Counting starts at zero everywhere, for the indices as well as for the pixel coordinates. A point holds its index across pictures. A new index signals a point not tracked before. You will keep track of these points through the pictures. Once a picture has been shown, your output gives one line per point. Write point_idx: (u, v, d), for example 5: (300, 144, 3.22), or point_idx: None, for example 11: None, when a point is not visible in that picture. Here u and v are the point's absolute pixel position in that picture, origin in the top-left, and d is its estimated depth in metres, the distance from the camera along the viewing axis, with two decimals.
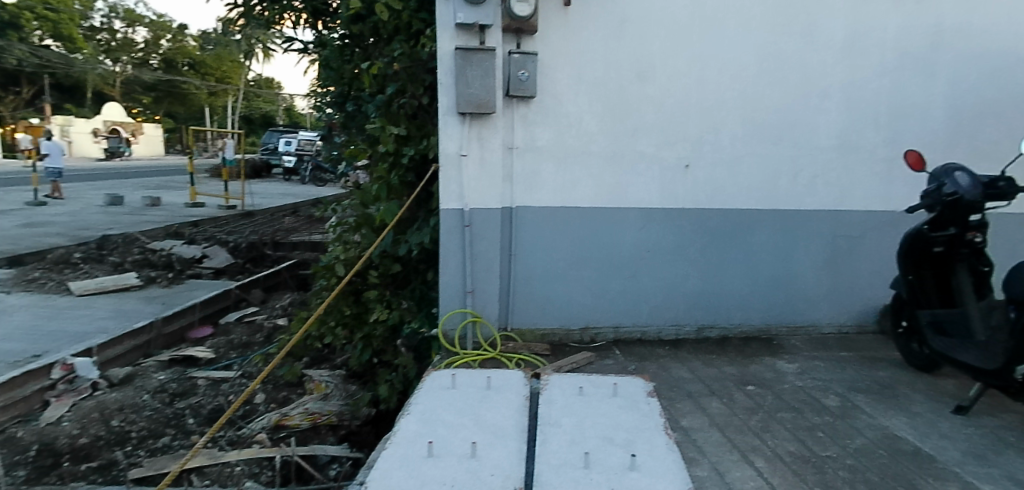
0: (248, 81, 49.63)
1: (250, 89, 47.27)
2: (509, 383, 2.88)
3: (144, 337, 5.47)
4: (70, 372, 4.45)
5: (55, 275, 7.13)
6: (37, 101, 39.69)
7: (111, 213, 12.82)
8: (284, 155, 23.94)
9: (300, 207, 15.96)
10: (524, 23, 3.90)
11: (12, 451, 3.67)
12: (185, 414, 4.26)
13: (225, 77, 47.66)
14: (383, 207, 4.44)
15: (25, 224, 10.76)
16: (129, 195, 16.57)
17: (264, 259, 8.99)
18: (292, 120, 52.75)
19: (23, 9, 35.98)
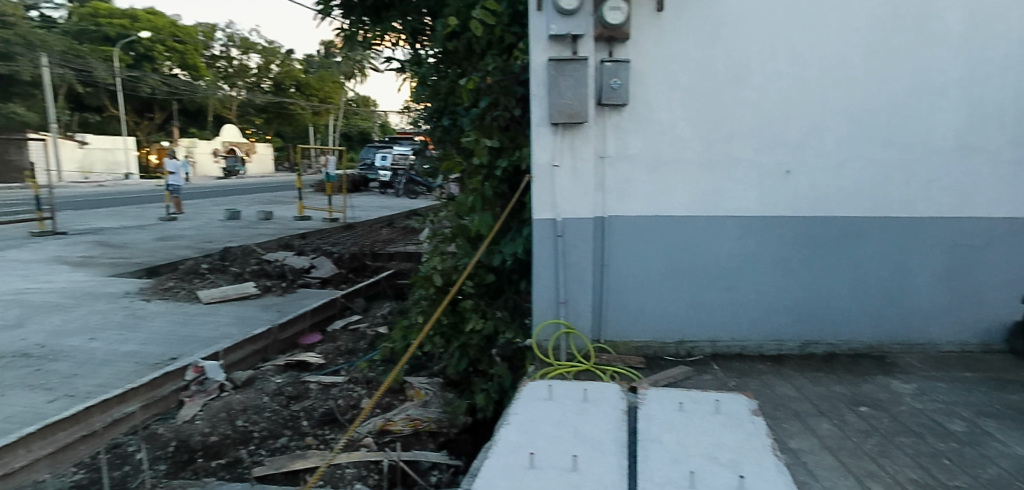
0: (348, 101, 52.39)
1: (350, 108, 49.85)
2: (605, 397, 2.89)
3: (263, 342, 5.88)
4: (201, 374, 4.85)
5: (185, 284, 7.81)
6: (167, 126, 43.87)
7: (230, 227, 13.88)
8: (380, 170, 24.99)
9: (396, 220, 16.62)
10: (616, 30, 3.90)
11: (155, 446, 4.04)
12: (299, 417, 4.54)
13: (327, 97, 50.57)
14: (477, 218, 4.55)
15: (160, 238, 11.89)
16: (245, 210, 17.91)
17: (364, 269, 9.48)
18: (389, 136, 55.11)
19: (156, 43, 39.93)
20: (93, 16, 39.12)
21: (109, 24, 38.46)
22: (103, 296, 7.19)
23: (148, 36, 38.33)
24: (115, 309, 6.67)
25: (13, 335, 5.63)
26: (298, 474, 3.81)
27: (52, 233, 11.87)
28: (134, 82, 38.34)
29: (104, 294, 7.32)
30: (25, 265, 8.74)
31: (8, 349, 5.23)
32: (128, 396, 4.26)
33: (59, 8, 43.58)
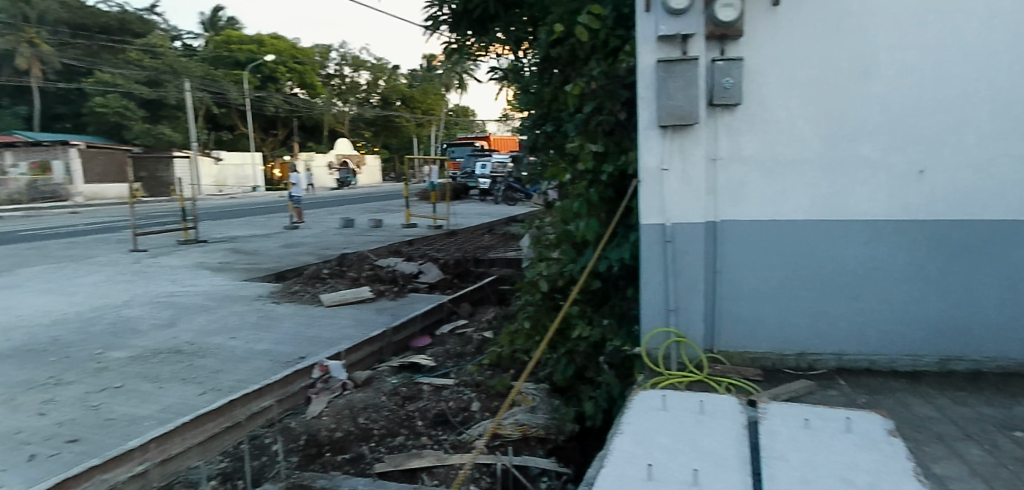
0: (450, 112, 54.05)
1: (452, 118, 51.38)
2: (724, 410, 2.80)
3: (378, 344, 6.16)
4: (326, 372, 5.15)
5: (309, 288, 8.35)
6: (288, 141, 47.16)
7: (345, 235, 14.70)
8: (480, 178, 25.48)
9: (496, 226, 16.90)
10: (729, 28, 3.76)
11: (289, 439, 4.34)
12: (415, 416, 4.71)
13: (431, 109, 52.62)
14: (584, 224, 4.49)
15: (285, 245, 12.80)
16: (357, 218, 18.88)
17: (468, 274, 9.72)
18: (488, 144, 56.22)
19: (279, 65, 43.19)
20: (226, 43, 42.94)
21: (239, 50, 42.08)
22: (238, 299, 7.84)
23: (271, 59, 41.54)
24: (249, 311, 7.24)
25: (167, 333, 6.26)
26: (416, 473, 3.97)
27: (195, 242, 13.10)
28: (260, 103, 41.76)
29: (239, 296, 7.99)
30: (173, 270, 9.70)
31: (163, 345, 5.83)
32: (264, 392, 4.60)
33: (198, 38, 48.22)
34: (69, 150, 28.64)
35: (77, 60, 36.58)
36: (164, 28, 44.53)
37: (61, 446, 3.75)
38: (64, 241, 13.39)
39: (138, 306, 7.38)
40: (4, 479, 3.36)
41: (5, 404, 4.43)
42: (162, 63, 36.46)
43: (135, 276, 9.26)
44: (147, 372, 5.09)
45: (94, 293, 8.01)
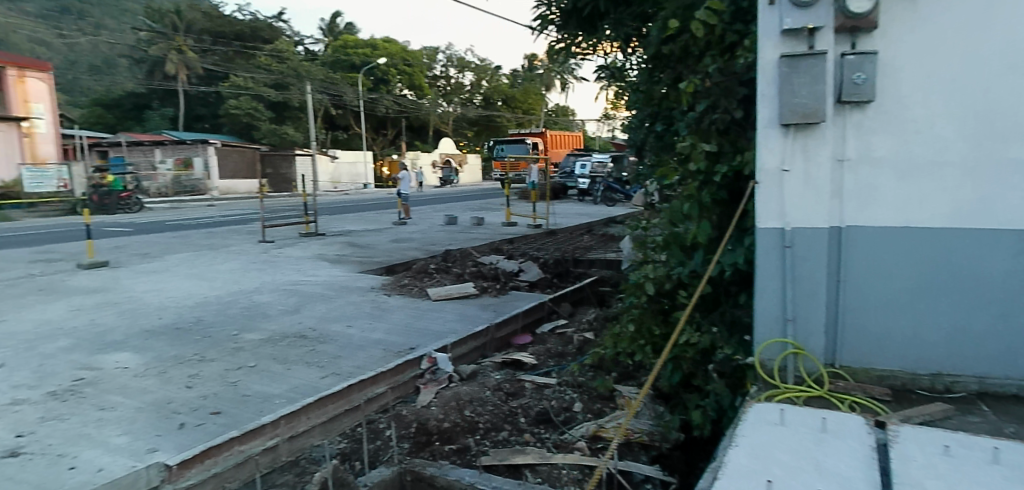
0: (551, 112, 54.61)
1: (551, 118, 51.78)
2: (850, 429, 2.64)
3: (482, 339, 6.29)
4: (433, 364, 5.33)
5: (417, 282, 8.67)
6: (397, 140, 49.14)
7: (450, 231, 15.15)
8: (578, 178, 25.23)
9: (595, 227, 16.79)
10: (862, 20, 3.51)
11: (401, 425, 4.51)
12: (518, 413, 4.77)
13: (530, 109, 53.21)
14: (695, 228, 4.32)
15: (394, 240, 13.36)
16: (460, 215, 19.39)
17: (568, 274, 9.72)
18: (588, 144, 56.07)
19: (391, 68, 45.22)
20: (344, 48, 45.60)
21: (355, 54, 44.45)
22: (353, 289, 8.27)
23: (383, 62, 43.58)
24: (362, 301, 7.62)
25: (291, 318, 6.72)
26: (519, 469, 4.03)
27: (315, 234, 13.98)
28: (373, 103, 43.95)
29: (354, 287, 8.42)
30: (297, 261, 10.39)
31: (290, 330, 6.26)
32: (378, 378, 4.83)
33: (318, 43, 51.37)
34: (208, 148, 31.38)
35: (215, 66, 40.11)
36: (290, 35, 47.80)
37: (205, 417, 4.12)
38: (204, 231, 14.71)
39: (267, 292, 7.96)
40: (160, 444, 3.73)
41: (160, 375, 4.92)
42: (289, 68, 39.26)
43: (264, 264, 10.01)
44: (275, 354, 5.49)
45: (229, 279, 8.73)
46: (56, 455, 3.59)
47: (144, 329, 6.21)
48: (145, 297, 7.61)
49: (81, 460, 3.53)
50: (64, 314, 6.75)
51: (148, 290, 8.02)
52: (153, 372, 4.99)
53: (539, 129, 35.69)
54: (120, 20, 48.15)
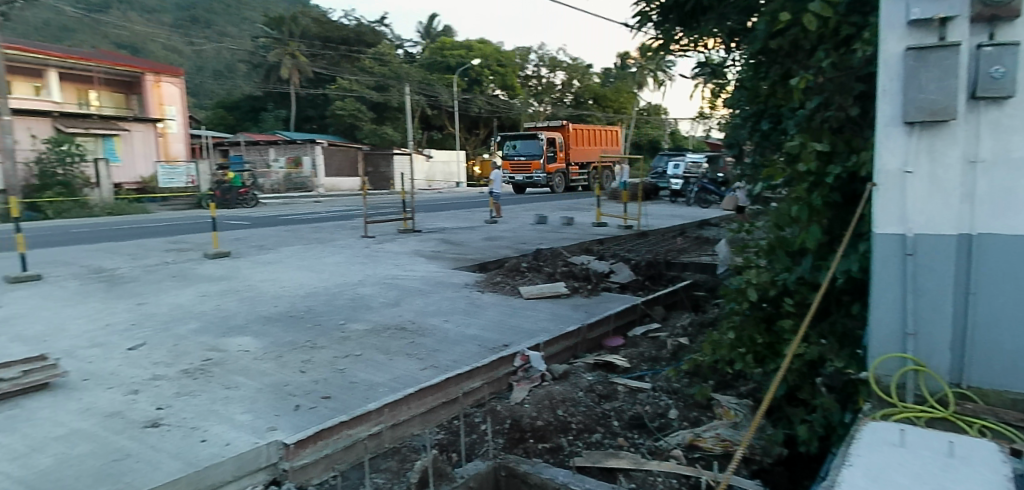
0: (641, 110, 53.88)
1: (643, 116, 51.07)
2: (981, 455, 2.48)
3: (574, 339, 6.28)
4: (527, 362, 5.39)
5: (510, 280, 8.79)
6: (489, 140, 49.91)
7: (540, 230, 15.24)
8: (670, 178, 24.55)
9: (688, 229, 16.36)
10: (1002, 8, 3.19)
11: (495, 420, 4.59)
12: (611, 416, 4.72)
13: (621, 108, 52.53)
14: (803, 232, 4.09)
15: (487, 237, 13.61)
16: (551, 215, 19.45)
17: (660, 277, 9.50)
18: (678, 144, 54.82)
19: (483, 69, 46.23)
20: (440, 50, 46.98)
21: (451, 55, 45.73)
22: (449, 285, 8.49)
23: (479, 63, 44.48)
24: (457, 297, 7.81)
25: (392, 311, 6.99)
26: (614, 472, 4.00)
27: (412, 231, 14.48)
28: (466, 104, 45.03)
29: (449, 283, 8.64)
30: (396, 256, 10.79)
31: (391, 322, 6.53)
32: (474, 373, 4.94)
33: (417, 46, 53.19)
34: (316, 147, 33.20)
35: (323, 70, 42.41)
36: (391, 38, 49.82)
37: (317, 401, 4.37)
38: (312, 225, 15.61)
39: (370, 285, 8.33)
40: (278, 424, 3.99)
41: (277, 359, 5.27)
42: (390, 70, 41.10)
43: (367, 258, 10.49)
44: (378, 344, 5.73)
45: (336, 271, 9.21)
46: (189, 428, 3.92)
47: (263, 316, 6.68)
48: (262, 285, 8.17)
49: (210, 434, 3.84)
50: (195, 298, 7.37)
51: (265, 279, 8.60)
52: (270, 356, 5.34)
53: (558, 122, 30.57)
54: (240, 28, 51.67)
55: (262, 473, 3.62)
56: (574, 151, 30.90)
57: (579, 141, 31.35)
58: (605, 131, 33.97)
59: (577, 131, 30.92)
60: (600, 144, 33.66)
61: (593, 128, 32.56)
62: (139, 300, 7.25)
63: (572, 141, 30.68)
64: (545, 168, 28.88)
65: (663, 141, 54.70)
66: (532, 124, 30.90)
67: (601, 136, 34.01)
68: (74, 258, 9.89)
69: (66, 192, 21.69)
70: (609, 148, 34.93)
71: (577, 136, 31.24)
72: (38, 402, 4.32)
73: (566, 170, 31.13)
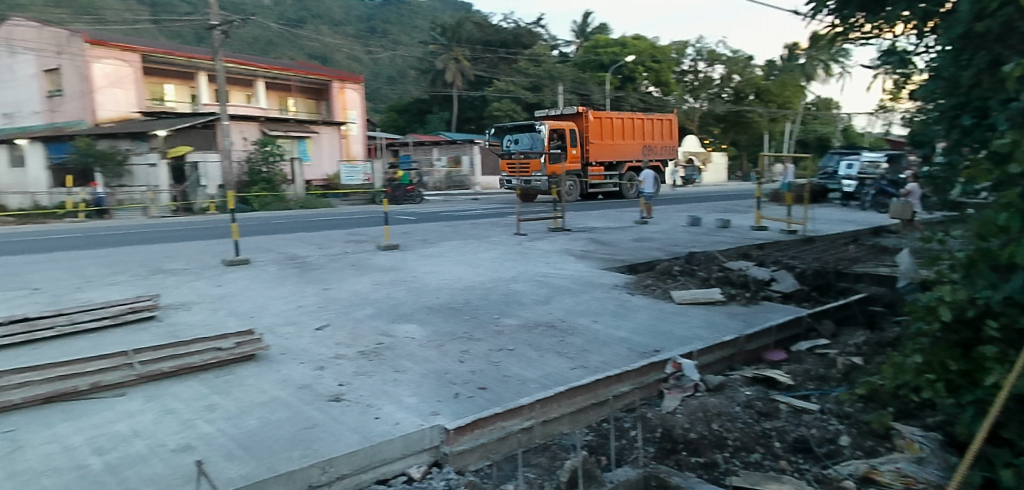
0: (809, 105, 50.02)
1: (810, 110, 47.35)
2: None
3: (730, 350, 5.98)
4: (679, 370, 5.20)
5: (661, 283, 8.58)
6: None
7: (694, 233, 14.68)
8: (842, 180, 22.56)
9: (862, 236, 14.87)
10: None
11: (646, 428, 4.53)
12: (772, 436, 4.45)
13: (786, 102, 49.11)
14: (1011, 244, 3.52)
15: (637, 239, 13.38)
16: (705, 217, 18.70)
17: (829, 288, 8.73)
18: (851, 141, 50.11)
19: (637, 65, 45.42)
20: (595, 48, 46.98)
21: (605, 53, 45.59)
22: (599, 286, 8.47)
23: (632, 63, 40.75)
24: (607, 298, 7.77)
25: (543, 309, 7.12)
26: None
27: (562, 230, 14.63)
28: (619, 102, 44.57)
29: (599, 284, 8.60)
30: (547, 254, 10.96)
31: (542, 319, 6.67)
32: (624, 377, 4.90)
33: (571, 45, 53.65)
34: (473, 146, 34.63)
35: (482, 72, 44.13)
36: (546, 39, 50.66)
37: (475, 391, 4.59)
38: (469, 222, 16.36)
39: (522, 282, 8.55)
40: (441, 409, 4.25)
41: (438, 348, 5.61)
42: (544, 71, 42.11)
43: (519, 256, 10.77)
44: (530, 341, 5.87)
45: (491, 267, 9.58)
46: (364, 405, 4.30)
47: (426, 305, 7.13)
48: (425, 277, 8.71)
49: (382, 413, 4.19)
50: (368, 286, 8.07)
51: (428, 271, 9.17)
52: (433, 345, 5.69)
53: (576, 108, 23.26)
54: (410, 35, 55.16)
55: (425, 454, 3.89)
56: (594, 147, 23.16)
57: (604, 133, 23.49)
58: (650, 121, 25.69)
59: (598, 119, 23.19)
60: (644, 138, 25.41)
61: (631, 116, 24.56)
62: (324, 285, 8.06)
63: (593, 134, 23.04)
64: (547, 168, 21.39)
65: (834, 137, 49.85)
66: (544, 112, 23.81)
67: (646, 128, 25.51)
68: (272, 246, 11.21)
69: (269, 188, 24.58)
70: (658, 142, 26.31)
71: (601, 127, 23.39)
72: (247, 370, 4.97)
73: (583, 171, 23.46)
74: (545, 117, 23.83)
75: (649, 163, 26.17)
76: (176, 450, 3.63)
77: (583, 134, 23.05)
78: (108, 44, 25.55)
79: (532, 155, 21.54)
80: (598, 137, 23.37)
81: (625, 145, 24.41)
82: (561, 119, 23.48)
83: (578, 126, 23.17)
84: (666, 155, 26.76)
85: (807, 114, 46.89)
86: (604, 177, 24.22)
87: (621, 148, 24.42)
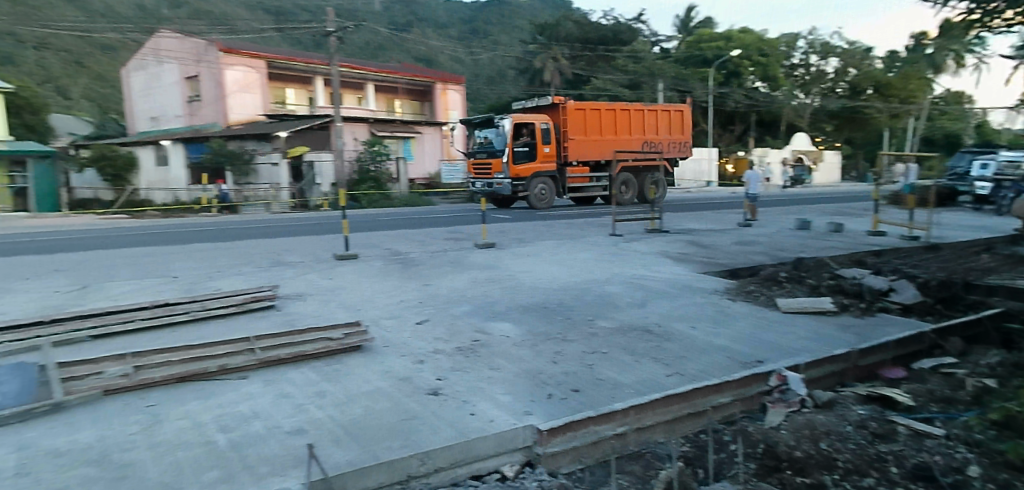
0: (936, 98, 45.96)
1: (938, 105, 43.48)
2: None
3: (842, 365, 5.62)
4: (783, 383, 4.94)
5: (765, 290, 8.21)
6: (745, 136, 47.02)
7: (802, 237, 13.90)
8: (975, 181, 20.61)
9: (998, 244, 13.49)
10: None
11: (747, 443, 4.36)
12: (889, 460, 4.13)
13: (909, 97, 45.46)
14: None
15: (739, 242, 12.84)
16: (815, 220, 17.64)
17: (958, 302, 7.99)
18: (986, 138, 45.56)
19: (743, 59, 43.54)
20: (698, 43, 45.67)
21: (708, 48, 44.12)
22: (697, 290, 8.21)
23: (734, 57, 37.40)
24: (706, 304, 7.53)
25: (638, 312, 7.00)
26: None
27: (660, 231, 14.30)
28: (722, 98, 42.93)
29: (698, 289, 8.35)
30: (644, 256, 10.77)
31: (638, 322, 6.57)
32: (723, 387, 4.73)
33: (672, 40, 52.36)
34: None
35: (581, 70, 43.98)
36: (647, 35, 49.74)
37: (568, 393, 4.59)
38: (564, 222, 16.33)
39: (618, 283, 8.45)
40: (534, 409, 4.28)
41: (533, 347, 5.65)
42: (644, 67, 41.35)
43: (615, 256, 10.65)
44: (625, 345, 5.78)
45: (586, 267, 9.54)
46: (461, 400, 4.42)
47: (521, 304, 7.22)
48: (521, 276, 8.81)
49: (478, 409, 4.28)
50: (466, 283, 8.27)
51: (523, 270, 9.27)
52: (527, 344, 5.74)
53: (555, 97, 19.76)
54: (511, 35, 55.78)
55: (518, 453, 3.94)
56: (573, 143, 19.65)
57: (589, 129, 19.89)
58: (655, 114, 21.41)
59: (581, 111, 19.63)
60: (646, 132, 21.27)
61: (627, 107, 20.64)
62: (424, 281, 8.33)
63: (573, 129, 19.59)
64: (510, 169, 18.91)
65: (966, 133, 45.42)
66: (523, 104, 20.67)
67: (651, 121, 21.37)
68: (377, 241, 11.74)
69: (376, 186, 25.72)
70: (665, 138, 21.91)
71: (584, 121, 19.83)
72: (354, 360, 5.24)
73: (560, 172, 20.03)
74: (524, 109, 20.67)
75: (653, 162, 21.81)
76: (289, 432, 3.88)
77: (561, 129, 19.68)
78: (238, 51, 27.71)
79: (496, 153, 19.03)
80: (579, 133, 19.85)
81: (616, 141, 20.56)
82: (538, 111, 20.24)
83: (556, 119, 19.83)
84: (675, 153, 22.24)
85: (934, 108, 43.16)
86: (587, 179, 20.59)
87: (612, 145, 20.62)
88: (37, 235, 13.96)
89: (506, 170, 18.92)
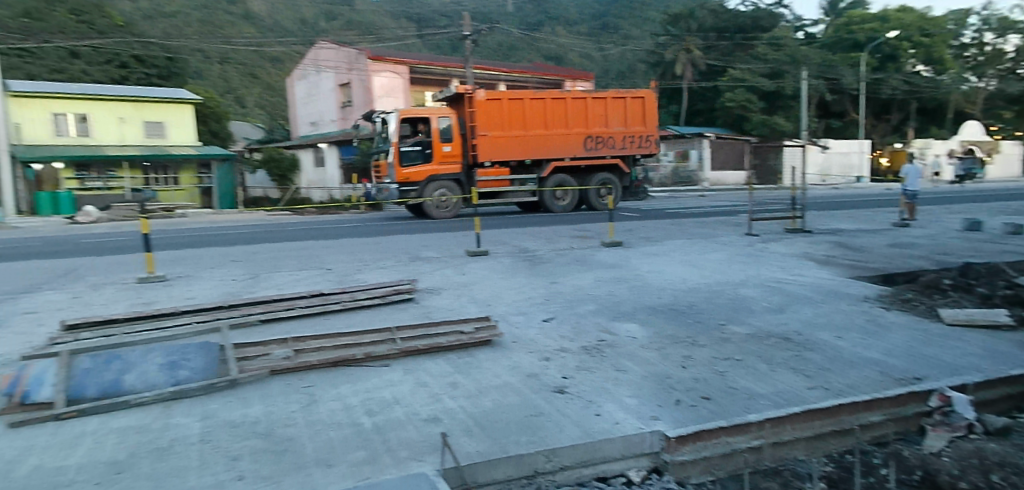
0: None
1: None
2: None
3: (1020, 387, 4.96)
4: (947, 404, 4.46)
5: (925, 299, 7.44)
6: (903, 127, 42.50)
7: (970, 239, 12.39)
8: None
9: None
10: None
11: (901, 469, 4.00)
12: None
13: None
14: None
15: (894, 244, 11.69)
16: (989, 220, 15.60)
17: None
18: None
19: (902, 41, 39.78)
20: (847, 26, 42.37)
21: (861, 30, 40.63)
22: (843, 296, 7.61)
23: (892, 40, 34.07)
24: (853, 312, 6.95)
25: (775, 318, 6.62)
26: None
27: (801, 231, 13.38)
28: (876, 85, 39.27)
29: (844, 294, 7.74)
30: (783, 257, 10.14)
31: (775, 329, 6.21)
32: (874, 405, 4.37)
33: (819, 25, 48.78)
34: (703, 140, 33.30)
35: (716, 61, 42.18)
36: (791, 20, 46.73)
37: (698, 400, 4.45)
38: (694, 220, 15.73)
39: (753, 287, 8.04)
40: (662, 415, 4.20)
41: (660, 350, 5.53)
42: (785, 54, 38.59)
43: (750, 258, 10.13)
44: (761, 353, 5.50)
45: (718, 269, 9.15)
46: (587, 400, 4.44)
47: (649, 305, 7.09)
48: (648, 276, 8.64)
49: (604, 410, 4.28)
50: (593, 282, 8.26)
51: (651, 270, 9.08)
52: (655, 346, 5.64)
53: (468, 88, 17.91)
54: (643, 28, 54.64)
55: (645, 459, 3.89)
56: (480, 140, 17.67)
57: (504, 122, 17.80)
58: (603, 103, 18.79)
59: (496, 102, 17.66)
60: (590, 125, 18.77)
61: (563, 96, 18.34)
62: (551, 279, 8.43)
63: (484, 122, 17.62)
64: (397, 172, 17.33)
65: None
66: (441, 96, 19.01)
67: (596, 112, 18.78)
68: (507, 238, 12.05)
69: None
70: (616, 131, 19.15)
71: (502, 112, 17.81)
72: (485, 354, 5.43)
73: (465, 174, 18.19)
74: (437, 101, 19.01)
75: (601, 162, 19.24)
76: (426, 420, 4.11)
77: (469, 124, 17.78)
78: (384, 58, 29.54)
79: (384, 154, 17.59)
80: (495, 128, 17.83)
81: (546, 135, 18.32)
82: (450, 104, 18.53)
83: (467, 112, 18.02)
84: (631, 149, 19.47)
85: None
86: (507, 183, 18.40)
87: (541, 140, 18.38)
88: (217, 229, 15.78)
89: (392, 173, 17.35)
